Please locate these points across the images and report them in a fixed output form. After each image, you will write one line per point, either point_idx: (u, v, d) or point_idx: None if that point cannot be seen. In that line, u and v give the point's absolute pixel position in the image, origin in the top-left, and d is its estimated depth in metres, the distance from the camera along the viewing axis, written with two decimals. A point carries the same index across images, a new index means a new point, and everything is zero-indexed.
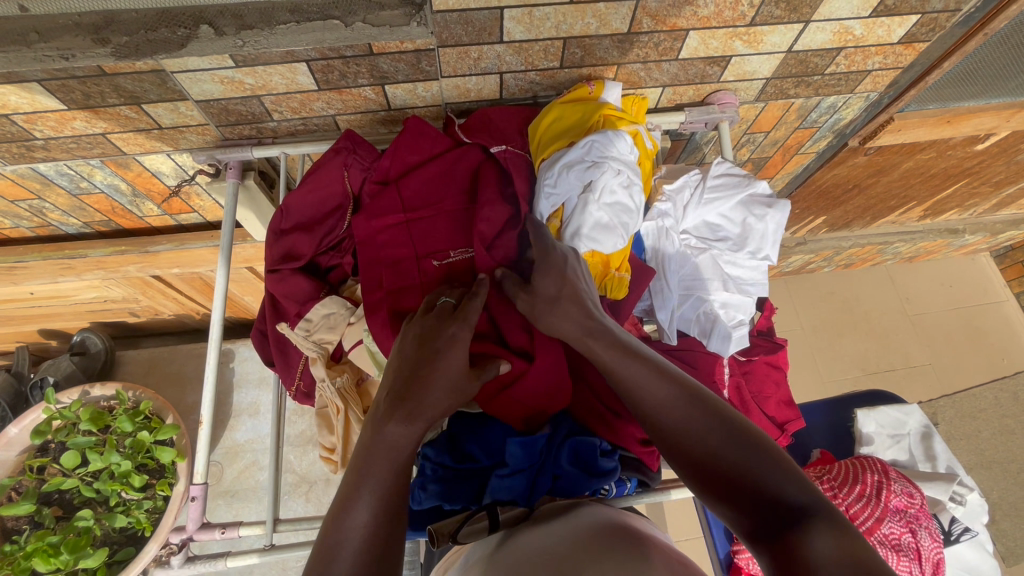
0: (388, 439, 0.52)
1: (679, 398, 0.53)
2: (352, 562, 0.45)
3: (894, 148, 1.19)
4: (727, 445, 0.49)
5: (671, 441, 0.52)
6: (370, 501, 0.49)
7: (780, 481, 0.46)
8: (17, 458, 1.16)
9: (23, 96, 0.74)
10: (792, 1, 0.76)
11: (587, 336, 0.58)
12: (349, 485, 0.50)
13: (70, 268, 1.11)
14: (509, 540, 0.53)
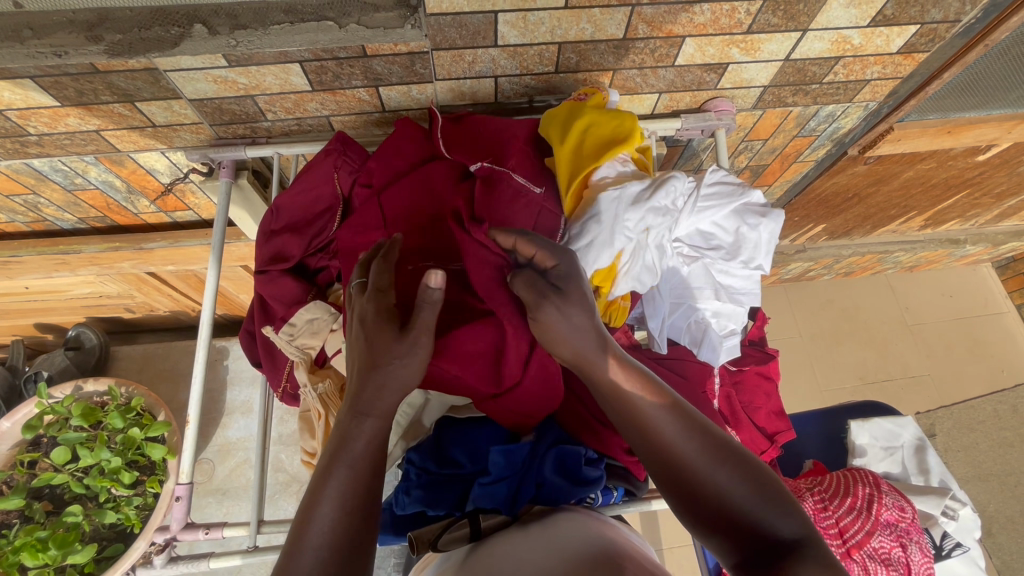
0: (355, 433, 0.53)
1: (689, 433, 0.52)
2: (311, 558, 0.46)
3: (894, 158, 1.18)
4: (738, 482, 0.50)
5: (682, 475, 0.51)
6: (331, 497, 0.49)
7: (781, 519, 0.49)
8: (9, 452, 1.16)
9: (17, 92, 0.74)
10: (789, 10, 0.75)
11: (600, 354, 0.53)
12: (321, 478, 0.51)
13: (65, 263, 1.11)
14: (485, 550, 0.54)
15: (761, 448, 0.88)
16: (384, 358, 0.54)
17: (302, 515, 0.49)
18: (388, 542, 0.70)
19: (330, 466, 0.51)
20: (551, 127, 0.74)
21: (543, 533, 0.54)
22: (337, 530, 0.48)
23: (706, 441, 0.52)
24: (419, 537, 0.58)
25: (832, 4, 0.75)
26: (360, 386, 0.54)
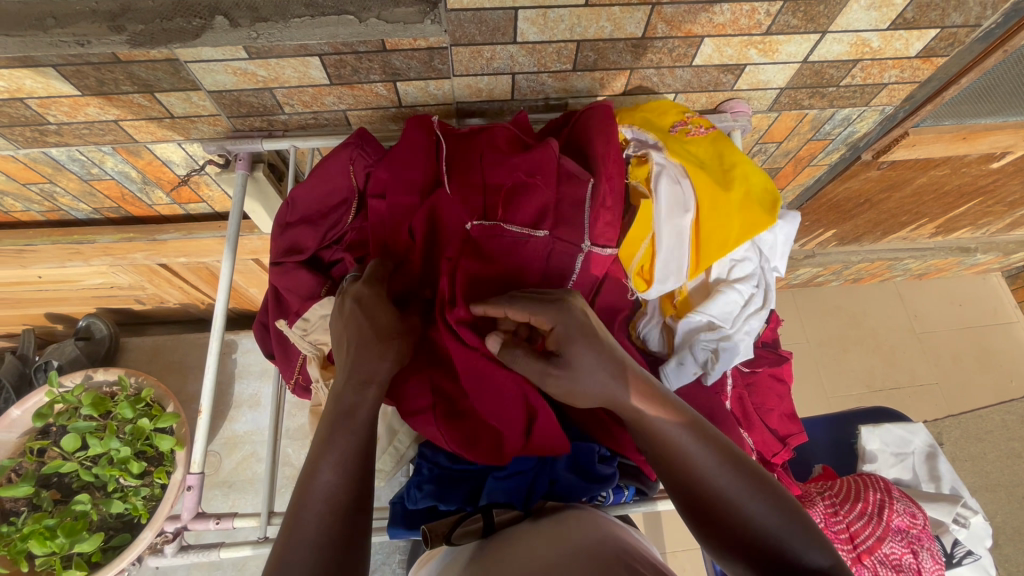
0: (347, 400, 0.59)
1: (722, 462, 0.54)
2: (313, 518, 0.52)
3: (908, 163, 1.18)
4: (772, 513, 0.52)
5: (715, 509, 0.53)
6: (331, 464, 0.55)
7: (812, 549, 0.50)
8: (18, 439, 1.17)
9: (38, 81, 0.75)
10: (809, 11, 0.75)
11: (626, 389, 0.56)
12: (321, 447, 0.56)
13: (78, 253, 1.12)
14: (495, 543, 0.54)
15: (774, 450, 0.87)
16: (363, 336, 0.61)
17: (305, 481, 0.55)
18: (398, 536, 0.69)
19: (329, 436, 0.57)
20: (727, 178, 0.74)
21: (553, 527, 0.54)
22: (337, 489, 0.54)
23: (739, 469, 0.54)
24: (434, 531, 0.58)
25: (853, 6, 0.75)
26: (349, 361, 0.60)
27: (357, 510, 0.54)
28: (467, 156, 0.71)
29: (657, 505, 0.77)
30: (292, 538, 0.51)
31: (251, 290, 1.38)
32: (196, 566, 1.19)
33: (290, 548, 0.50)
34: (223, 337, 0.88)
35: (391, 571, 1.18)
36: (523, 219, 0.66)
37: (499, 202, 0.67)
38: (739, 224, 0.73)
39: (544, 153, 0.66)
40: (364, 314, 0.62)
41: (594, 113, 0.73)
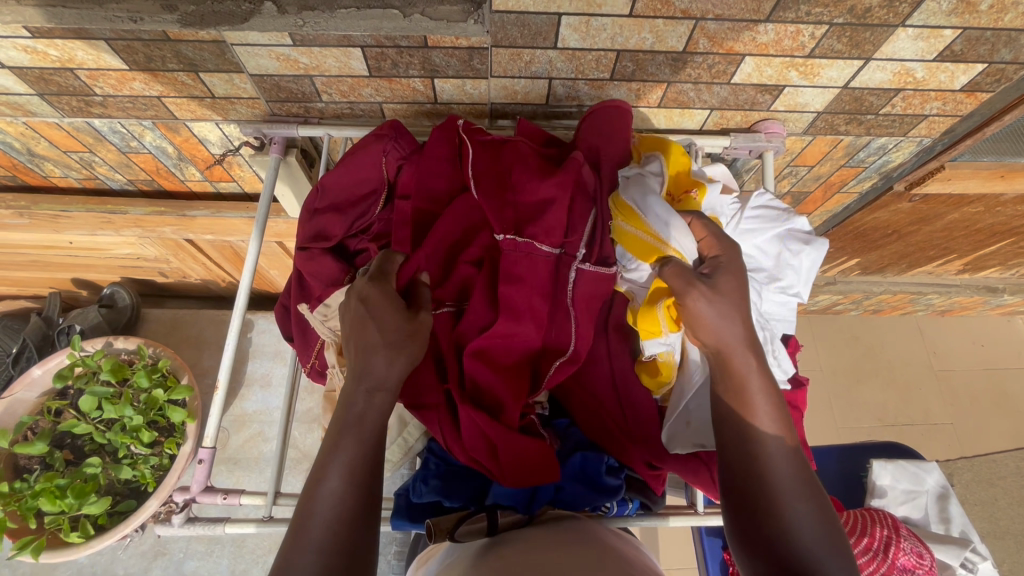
0: (355, 404, 0.58)
1: (789, 457, 0.56)
2: (323, 530, 0.50)
3: (941, 198, 1.16)
4: (821, 530, 0.52)
5: (764, 477, 0.55)
6: (341, 472, 0.54)
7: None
8: (37, 399, 1.20)
9: (89, 53, 0.77)
10: (855, 37, 0.74)
11: (746, 351, 0.59)
12: (326, 455, 0.55)
13: (110, 223, 1.15)
14: (491, 556, 0.51)
15: None
16: (370, 342, 0.59)
17: (310, 489, 0.53)
18: (400, 528, 0.70)
19: (334, 443, 0.56)
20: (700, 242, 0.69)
21: (555, 547, 0.50)
22: (341, 498, 0.52)
23: (802, 474, 0.55)
24: (437, 525, 0.58)
25: (900, 34, 0.74)
26: (357, 367, 0.59)
27: (363, 522, 0.52)
28: (497, 167, 0.69)
29: (661, 520, 0.78)
30: (296, 545, 0.50)
31: (272, 272, 1.40)
32: (196, 538, 1.21)
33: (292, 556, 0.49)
34: (245, 313, 0.90)
35: (387, 562, 1.18)
36: (549, 233, 0.63)
37: (526, 216, 0.65)
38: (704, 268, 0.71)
39: (571, 172, 0.65)
40: (374, 318, 0.61)
41: (608, 115, 0.75)
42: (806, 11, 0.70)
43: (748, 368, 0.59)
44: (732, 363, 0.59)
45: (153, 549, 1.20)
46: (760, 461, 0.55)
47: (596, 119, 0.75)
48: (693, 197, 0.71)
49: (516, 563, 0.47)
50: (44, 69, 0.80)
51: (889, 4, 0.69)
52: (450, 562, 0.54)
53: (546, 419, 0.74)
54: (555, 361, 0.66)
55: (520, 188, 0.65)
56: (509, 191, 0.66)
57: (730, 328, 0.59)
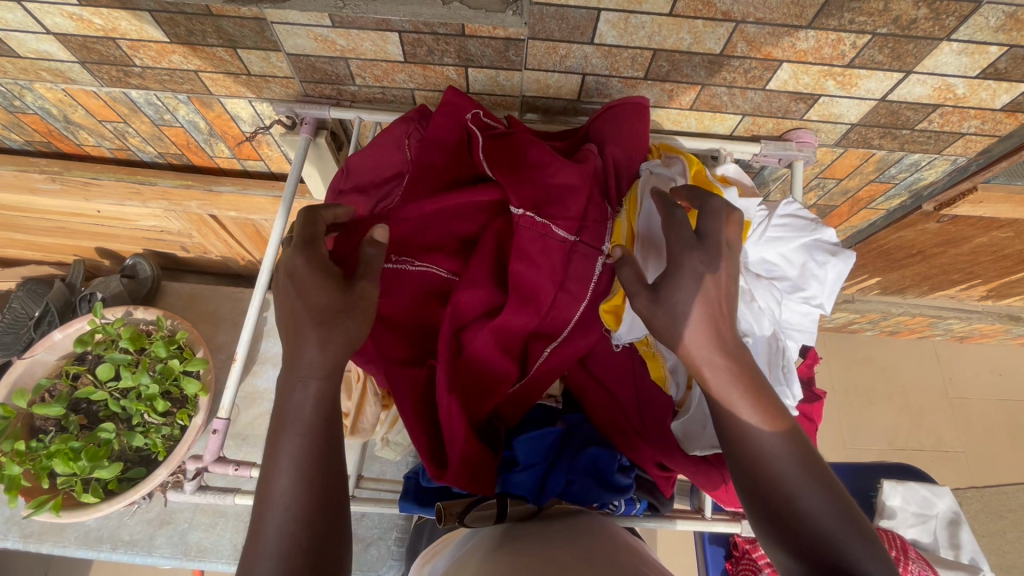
0: (293, 396, 0.56)
1: (789, 458, 0.54)
2: (280, 527, 0.51)
3: (971, 220, 1.14)
4: (837, 520, 0.51)
5: (769, 491, 0.53)
6: (289, 470, 0.53)
7: (876, 564, 0.48)
8: (57, 361, 1.22)
9: (133, 24, 0.78)
10: (898, 48, 0.73)
11: (721, 356, 0.57)
12: (271, 457, 0.54)
13: (138, 193, 1.17)
14: (504, 550, 0.50)
15: None
16: (307, 326, 0.57)
17: (265, 487, 0.53)
18: (408, 511, 0.70)
19: (279, 437, 0.55)
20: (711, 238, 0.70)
21: (567, 545, 0.50)
22: (292, 496, 0.52)
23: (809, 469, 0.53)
24: (447, 510, 0.58)
25: (944, 48, 0.72)
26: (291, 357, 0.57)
27: (319, 522, 0.52)
28: (506, 146, 0.70)
29: (670, 522, 0.78)
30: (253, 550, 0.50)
31: None
32: (201, 509, 1.23)
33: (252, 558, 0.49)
34: (267, 291, 0.91)
35: (387, 547, 1.18)
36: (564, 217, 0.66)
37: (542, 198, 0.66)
38: None
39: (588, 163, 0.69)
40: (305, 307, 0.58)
41: (623, 112, 0.75)
42: (850, 19, 0.69)
43: (719, 378, 0.57)
44: (708, 378, 0.57)
45: (159, 517, 1.22)
46: (759, 470, 0.54)
47: (612, 111, 0.76)
48: (717, 200, 0.71)
49: (529, 558, 0.47)
50: (87, 37, 0.82)
51: (936, 16, 0.68)
52: (464, 552, 0.54)
53: (561, 412, 0.75)
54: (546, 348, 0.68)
55: (543, 170, 0.67)
56: (526, 170, 0.67)
57: (697, 337, 0.57)
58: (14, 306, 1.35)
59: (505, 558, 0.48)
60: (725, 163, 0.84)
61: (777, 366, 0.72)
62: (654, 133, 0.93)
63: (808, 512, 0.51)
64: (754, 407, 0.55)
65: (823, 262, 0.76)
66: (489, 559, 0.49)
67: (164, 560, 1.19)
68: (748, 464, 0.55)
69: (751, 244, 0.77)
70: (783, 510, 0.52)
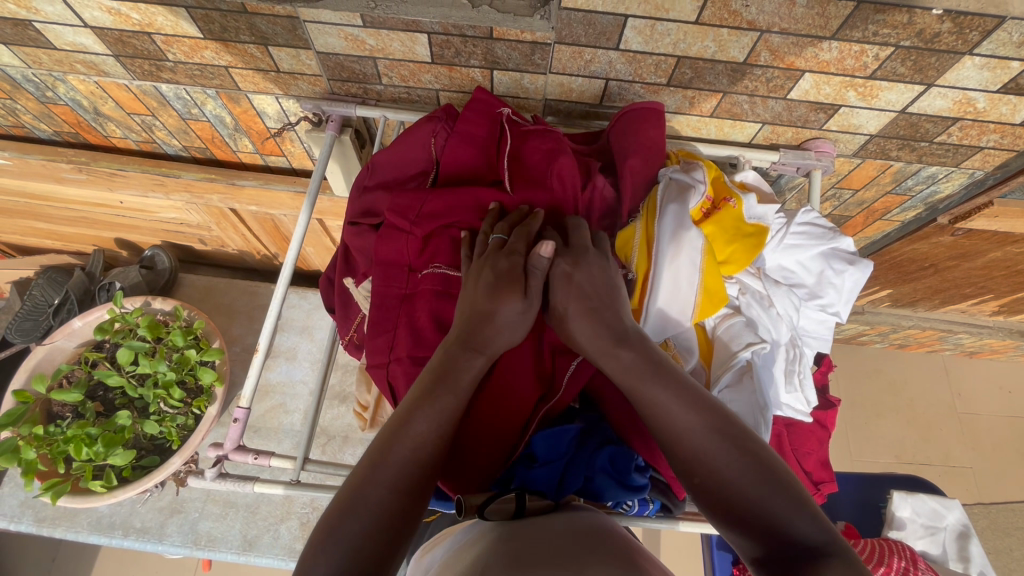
0: (464, 369, 0.61)
1: (704, 431, 0.56)
2: (395, 475, 0.54)
3: (985, 234, 1.14)
4: (764, 484, 0.53)
5: (693, 469, 0.56)
6: (427, 419, 0.57)
7: (803, 518, 0.51)
8: (76, 348, 1.24)
9: (169, 19, 0.80)
10: (920, 61, 0.74)
11: (621, 350, 0.60)
12: (405, 418, 0.57)
13: (162, 185, 1.19)
14: (494, 535, 0.53)
15: None
16: (501, 316, 0.63)
17: (387, 441, 0.56)
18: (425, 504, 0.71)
19: (428, 394, 0.58)
20: (728, 243, 0.71)
21: (548, 529, 0.53)
22: (406, 469, 0.55)
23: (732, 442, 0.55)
24: (467, 502, 0.59)
25: (966, 63, 0.73)
26: (469, 331, 0.63)
27: (419, 505, 0.54)
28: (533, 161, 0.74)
29: (679, 524, 0.79)
30: (352, 500, 0.52)
31: (308, 249, 1.43)
32: (212, 499, 1.24)
33: (353, 509, 0.51)
34: (288, 286, 0.95)
35: None
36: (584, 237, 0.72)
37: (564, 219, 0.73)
38: (739, 261, 0.71)
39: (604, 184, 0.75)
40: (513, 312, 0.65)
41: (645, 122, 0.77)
42: (874, 31, 0.70)
43: (627, 362, 0.60)
44: (615, 362, 0.60)
45: (170, 505, 1.23)
46: (679, 448, 0.57)
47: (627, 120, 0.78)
48: (733, 206, 0.72)
49: (536, 552, 0.47)
50: (123, 31, 0.84)
51: (959, 30, 0.69)
52: (468, 544, 0.54)
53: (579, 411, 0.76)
54: (574, 362, 0.69)
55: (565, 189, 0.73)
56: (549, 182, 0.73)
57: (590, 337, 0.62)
58: (34, 294, 1.37)
59: (511, 549, 0.48)
60: (742, 170, 0.85)
61: (794, 372, 0.75)
62: (674, 139, 0.94)
63: (732, 482, 0.54)
64: (662, 386, 0.58)
65: (842, 271, 0.77)
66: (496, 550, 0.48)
67: (174, 548, 1.20)
68: (671, 444, 0.58)
69: (769, 250, 0.78)
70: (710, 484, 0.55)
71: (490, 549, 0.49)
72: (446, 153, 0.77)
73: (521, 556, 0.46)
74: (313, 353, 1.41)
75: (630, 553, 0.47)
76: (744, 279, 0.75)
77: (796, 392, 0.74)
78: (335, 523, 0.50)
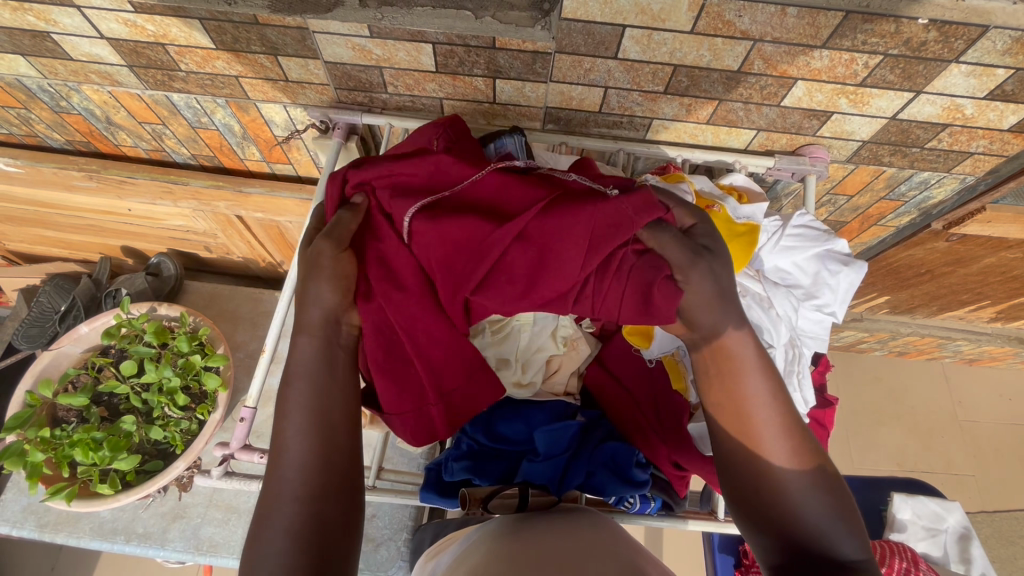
0: (297, 353, 0.58)
1: (786, 432, 0.59)
2: (293, 479, 0.51)
3: (979, 240, 1.16)
4: (828, 509, 0.56)
5: (764, 467, 0.58)
6: (297, 422, 0.54)
7: (848, 538, 0.54)
8: (83, 353, 1.25)
9: (183, 30, 0.83)
10: (908, 69, 0.77)
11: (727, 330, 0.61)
12: (280, 423, 0.55)
13: (171, 193, 1.22)
14: (499, 537, 0.53)
15: None
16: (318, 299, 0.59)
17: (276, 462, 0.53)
18: (428, 501, 0.73)
19: (286, 403, 0.56)
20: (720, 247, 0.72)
21: (552, 530, 0.53)
22: (304, 475, 0.52)
23: (801, 448, 0.58)
24: (472, 494, 0.63)
25: (953, 70, 0.76)
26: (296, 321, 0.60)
27: (325, 488, 0.51)
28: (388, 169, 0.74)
29: (683, 522, 0.81)
30: (259, 526, 0.49)
31: None
32: (215, 504, 1.24)
33: (261, 548, 0.48)
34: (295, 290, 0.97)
35: (397, 548, 1.13)
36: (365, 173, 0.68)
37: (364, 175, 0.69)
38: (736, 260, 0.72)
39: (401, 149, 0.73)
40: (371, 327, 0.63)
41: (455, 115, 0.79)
42: (863, 40, 0.73)
43: (739, 344, 0.61)
44: (726, 345, 0.61)
45: (172, 510, 1.23)
46: (758, 441, 0.58)
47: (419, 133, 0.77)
48: (717, 211, 0.74)
49: (532, 554, 0.47)
50: (138, 42, 0.87)
51: (945, 39, 0.72)
52: (464, 550, 0.54)
53: (580, 408, 0.77)
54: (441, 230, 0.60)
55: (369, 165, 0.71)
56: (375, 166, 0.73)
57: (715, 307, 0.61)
58: (41, 301, 1.39)
59: (507, 552, 0.48)
60: (731, 174, 0.88)
61: (793, 373, 0.75)
62: (672, 146, 0.97)
63: (795, 487, 0.56)
64: (762, 375, 0.60)
65: (840, 274, 0.79)
66: (493, 555, 0.49)
67: (176, 554, 1.20)
68: (751, 438, 0.59)
69: (766, 252, 0.79)
70: (777, 484, 0.57)
71: (486, 555, 0.49)
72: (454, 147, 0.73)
73: (517, 560, 0.46)
74: None
75: (634, 557, 0.47)
76: (743, 282, 0.76)
77: (795, 392, 0.75)
78: (254, 554, 0.48)
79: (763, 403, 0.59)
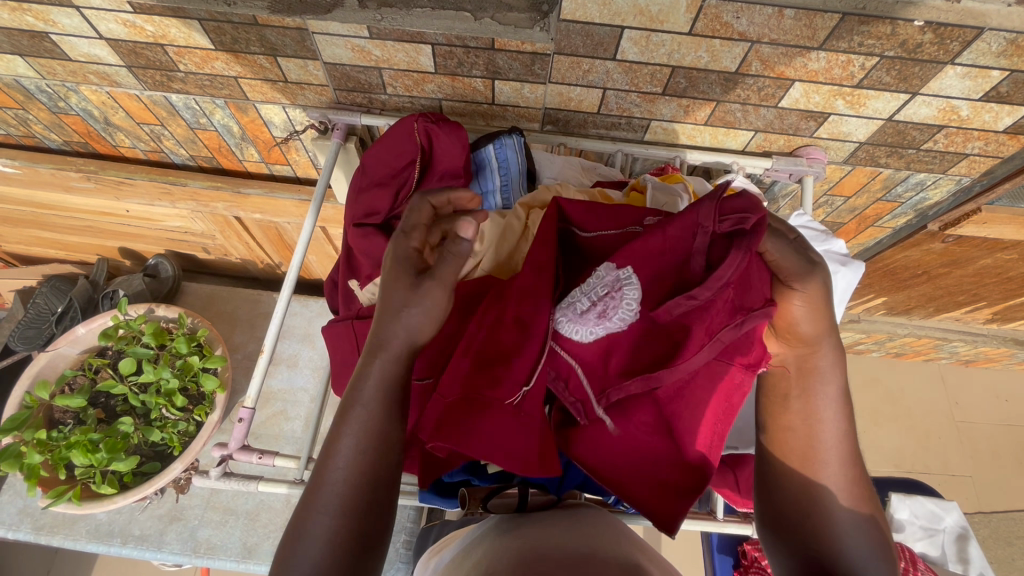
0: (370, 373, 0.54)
1: (847, 469, 0.59)
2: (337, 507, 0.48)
3: (975, 241, 1.16)
4: (870, 551, 0.56)
5: (813, 492, 0.59)
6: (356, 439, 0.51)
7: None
8: (79, 355, 1.25)
9: (182, 31, 0.83)
10: (904, 71, 0.77)
11: (825, 336, 0.59)
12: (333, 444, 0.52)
13: (169, 194, 1.21)
14: (504, 534, 0.52)
15: None
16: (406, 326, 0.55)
17: (320, 470, 0.51)
18: (427, 501, 0.74)
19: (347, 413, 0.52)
20: None
21: (560, 534, 0.50)
22: (348, 491, 0.49)
23: (858, 488, 0.59)
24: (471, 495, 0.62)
25: (948, 71, 0.76)
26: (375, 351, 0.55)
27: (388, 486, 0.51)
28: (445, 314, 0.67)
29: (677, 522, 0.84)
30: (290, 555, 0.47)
31: (310, 258, 1.45)
32: (212, 506, 1.24)
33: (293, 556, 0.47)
34: (293, 292, 0.96)
35: (396, 550, 1.13)
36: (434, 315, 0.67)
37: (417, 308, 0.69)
38: None
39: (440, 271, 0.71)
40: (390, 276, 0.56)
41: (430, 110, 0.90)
42: (859, 42, 0.74)
43: (826, 365, 0.60)
44: (816, 360, 0.60)
45: (169, 513, 1.23)
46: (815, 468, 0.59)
47: (398, 129, 0.84)
48: None
49: (536, 553, 0.46)
50: (137, 42, 0.87)
51: (940, 41, 0.72)
52: (467, 550, 0.53)
53: None
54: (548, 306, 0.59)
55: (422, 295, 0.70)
56: None
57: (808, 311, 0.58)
58: (38, 302, 1.38)
59: (513, 551, 0.47)
60: (730, 175, 0.88)
61: None
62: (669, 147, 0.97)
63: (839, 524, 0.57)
64: (836, 406, 0.60)
65: (838, 272, 0.79)
66: (497, 555, 0.47)
67: (173, 556, 1.19)
68: (808, 462, 0.59)
69: None
70: (817, 512, 0.58)
71: (489, 555, 0.48)
72: (436, 136, 0.82)
73: (523, 559, 0.45)
74: (314, 360, 1.41)
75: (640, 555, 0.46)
76: None
77: None
78: (286, 557, 0.47)
79: (833, 426, 0.59)
